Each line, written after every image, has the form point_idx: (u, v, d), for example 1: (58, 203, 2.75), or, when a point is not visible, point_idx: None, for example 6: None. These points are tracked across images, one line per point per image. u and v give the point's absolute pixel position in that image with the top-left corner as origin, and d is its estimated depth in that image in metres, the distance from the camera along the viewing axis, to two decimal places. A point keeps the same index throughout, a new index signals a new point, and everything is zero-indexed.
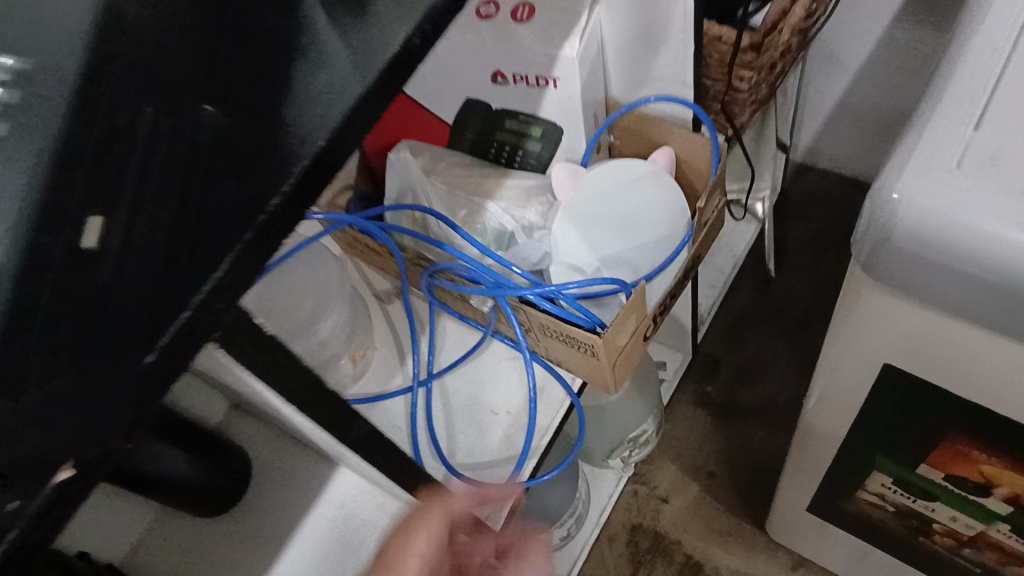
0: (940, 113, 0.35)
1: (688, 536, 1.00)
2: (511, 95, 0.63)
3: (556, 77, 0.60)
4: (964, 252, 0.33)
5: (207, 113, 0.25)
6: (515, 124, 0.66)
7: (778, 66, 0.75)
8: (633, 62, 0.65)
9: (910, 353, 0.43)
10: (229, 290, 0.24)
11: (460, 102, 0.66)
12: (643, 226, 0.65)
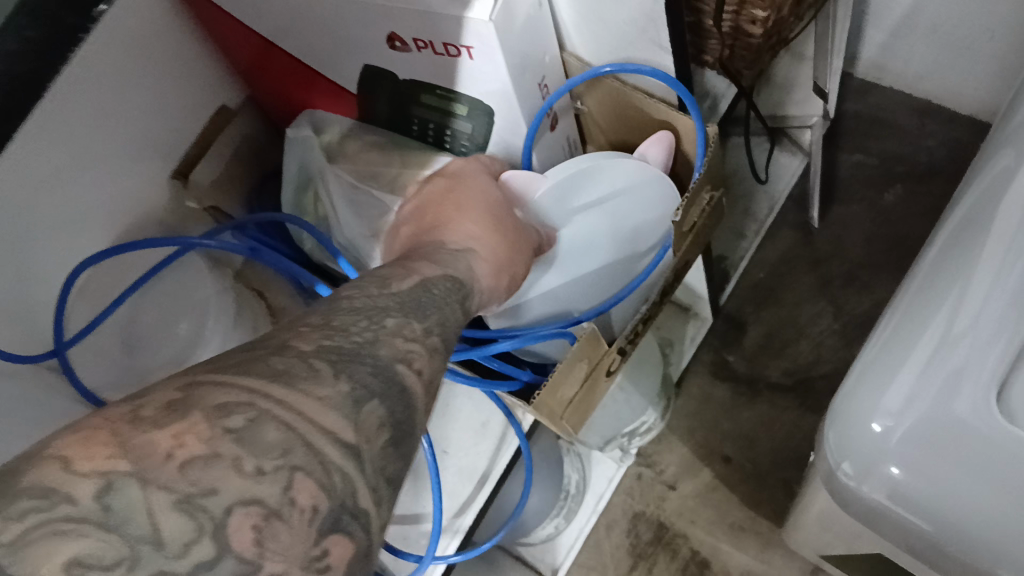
0: None
1: (695, 529, 0.87)
2: (418, 63, 0.46)
3: (468, 45, 0.43)
4: None
5: None
6: (434, 99, 0.49)
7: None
8: (590, 11, 0.47)
9: None
10: None
11: (360, 70, 0.49)
12: (615, 245, 0.52)
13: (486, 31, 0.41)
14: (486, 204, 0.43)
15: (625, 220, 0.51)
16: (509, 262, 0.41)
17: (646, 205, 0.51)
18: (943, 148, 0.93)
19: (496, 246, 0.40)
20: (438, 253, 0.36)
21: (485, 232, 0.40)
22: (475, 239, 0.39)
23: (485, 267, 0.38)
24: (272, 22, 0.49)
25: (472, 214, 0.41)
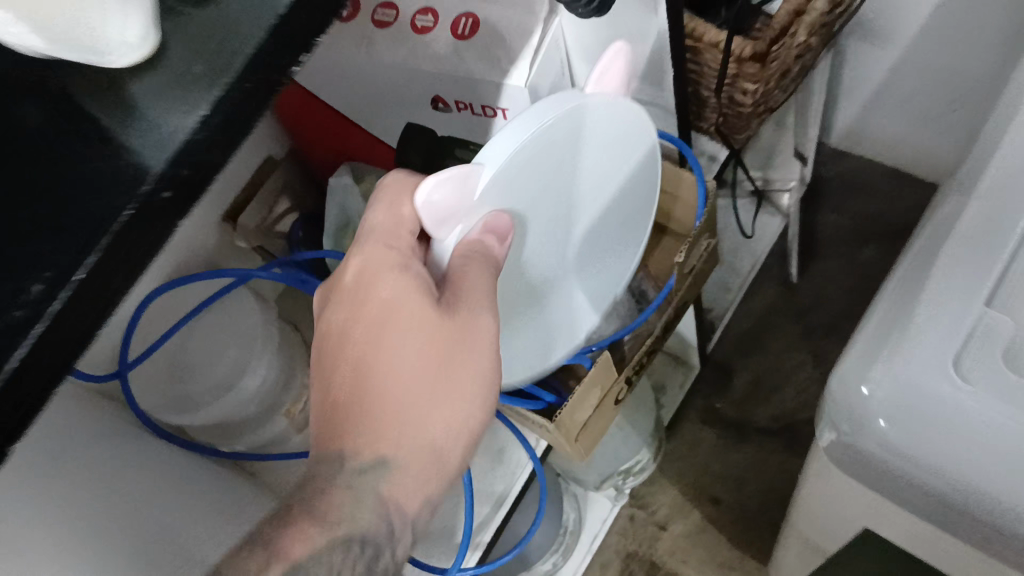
0: None
1: (686, 567, 0.91)
2: (457, 121, 0.53)
3: (505, 107, 0.50)
4: None
5: None
6: (467, 155, 0.55)
7: (795, 69, 0.63)
8: None
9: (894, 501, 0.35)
10: None
11: (401, 126, 0.56)
12: (593, 224, 0.47)
13: (522, 95, 0.49)
14: (416, 355, 0.39)
15: (598, 182, 0.45)
16: (455, 408, 0.40)
17: (617, 153, 0.44)
18: (913, 211, 1.01)
19: (441, 414, 0.40)
20: (390, 464, 0.38)
21: (425, 409, 0.39)
22: (417, 430, 0.39)
23: (433, 452, 0.40)
24: (324, 84, 0.55)
25: (398, 387, 0.38)
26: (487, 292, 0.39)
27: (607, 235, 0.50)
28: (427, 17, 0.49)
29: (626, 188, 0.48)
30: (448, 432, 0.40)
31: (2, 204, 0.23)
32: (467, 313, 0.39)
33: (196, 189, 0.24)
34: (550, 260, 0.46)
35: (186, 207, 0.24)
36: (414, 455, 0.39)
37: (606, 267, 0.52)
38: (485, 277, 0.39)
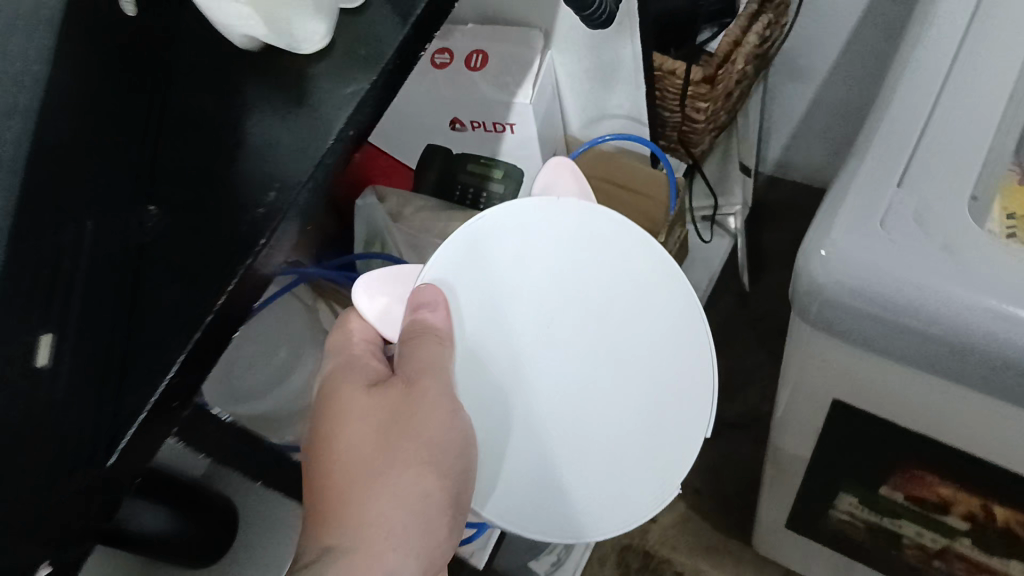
0: (864, 171, 0.37)
1: (676, 554, 1.00)
2: (469, 139, 0.65)
3: (512, 122, 0.61)
4: (899, 300, 0.35)
5: (150, 212, 0.31)
6: (477, 167, 0.67)
7: (734, 96, 0.77)
8: (590, 101, 0.66)
9: (852, 387, 0.44)
10: (192, 368, 0.30)
11: (422, 147, 0.68)
12: (599, 313, 0.41)
13: (528, 111, 0.60)
14: (363, 449, 0.39)
15: (577, 266, 0.42)
16: (414, 490, 0.38)
17: (571, 233, 0.42)
18: None
19: (390, 497, 0.38)
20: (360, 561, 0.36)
21: (378, 500, 0.38)
22: (381, 524, 0.37)
23: (406, 537, 0.38)
24: None
25: (352, 484, 0.38)
26: (436, 361, 0.38)
27: (608, 319, 0.41)
28: (445, 55, 0.61)
29: (620, 263, 0.42)
30: (415, 516, 0.38)
31: (217, 155, 0.33)
32: (415, 391, 0.39)
33: (360, 135, 0.34)
34: (569, 366, 0.40)
35: (353, 147, 0.34)
36: (386, 550, 0.37)
37: (627, 358, 0.41)
38: (432, 350, 0.38)
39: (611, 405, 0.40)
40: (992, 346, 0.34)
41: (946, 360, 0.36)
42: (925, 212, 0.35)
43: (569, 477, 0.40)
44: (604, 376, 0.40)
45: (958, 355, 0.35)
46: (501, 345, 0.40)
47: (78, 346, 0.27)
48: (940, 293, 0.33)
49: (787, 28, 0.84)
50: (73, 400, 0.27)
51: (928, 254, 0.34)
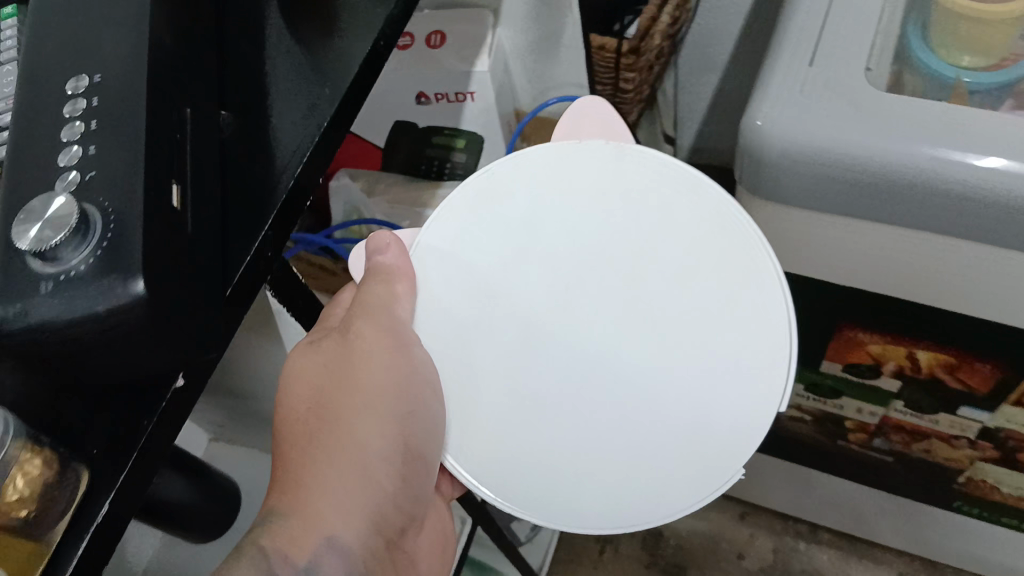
0: (785, 58, 0.47)
1: None
2: (433, 112, 0.72)
3: (473, 90, 0.69)
4: (842, 155, 0.44)
5: (226, 116, 0.39)
6: (442, 139, 0.74)
7: (653, 70, 0.86)
8: (536, 68, 0.77)
9: (812, 256, 0.53)
10: (274, 242, 0.37)
11: (392, 124, 0.74)
12: (598, 264, 0.47)
13: (486, 77, 0.68)
14: (312, 385, 0.45)
15: (571, 218, 0.48)
16: (360, 428, 0.43)
17: (577, 194, 0.49)
18: None
19: (342, 433, 0.43)
20: (293, 486, 0.41)
21: (329, 431, 0.43)
22: (325, 455, 0.42)
23: (351, 472, 0.42)
24: None
25: (312, 434, 0.43)
26: (387, 301, 0.46)
27: (630, 273, 0.47)
28: (406, 38, 0.69)
29: (659, 214, 0.48)
30: (355, 455, 0.42)
31: (273, 71, 0.41)
32: (368, 334, 0.45)
33: (387, 48, 0.42)
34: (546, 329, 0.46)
35: (383, 57, 0.42)
36: (332, 483, 0.41)
37: (670, 336, 0.45)
38: (385, 295, 0.46)
39: (637, 361, 0.45)
40: (932, 179, 0.43)
41: (896, 207, 0.45)
42: (835, 78, 0.45)
43: (540, 435, 0.45)
44: (609, 329, 0.46)
45: (904, 202, 0.45)
46: (470, 299, 0.47)
47: (199, 200, 0.34)
48: (872, 148, 0.43)
49: (691, 13, 0.96)
50: (201, 240, 0.33)
51: (862, 117, 0.43)
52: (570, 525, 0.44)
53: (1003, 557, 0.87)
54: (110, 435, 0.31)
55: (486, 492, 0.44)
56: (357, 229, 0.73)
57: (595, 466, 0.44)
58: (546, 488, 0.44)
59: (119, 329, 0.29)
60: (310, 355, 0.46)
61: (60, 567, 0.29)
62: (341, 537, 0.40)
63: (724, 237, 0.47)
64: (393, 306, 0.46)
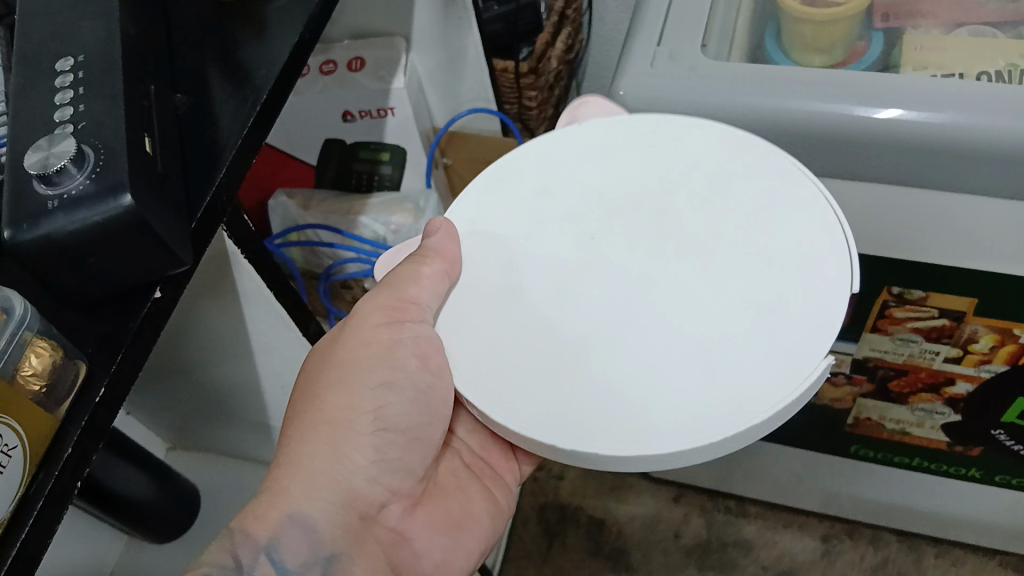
0: (641, 37, 0.57)
1: (587, 500, 1.14)
2: (358, 128, 0.84)
3: (392, 107, 0.81)
4: (737, 113, 0.53)
5: (180, 97, 0.47)
6: (368, 154, 0.86)
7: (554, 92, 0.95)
8: (446, 84, 0.88)
9: None
10: (230, 190, 0.44)
11: (321, 144, 0.85)
12: (622, 211, 0.51)
13: (403, 95, 0.80)
14: (313, 367, 0.53)
15: (586, 182, 0.53)
16: (334, 404, 0.50)
17: (588, 166, 0.54)
18: None
19: (318, 411, 0.51)
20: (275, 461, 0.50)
21: (310, 411, 0.51)
22: (301, 434, 0.50)
23: (321, 451, 0.49)
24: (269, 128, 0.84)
25: (319, 392, 0.51)
26: (411, 274, 0.50)
27: (657, 223, 0.50)
28: (330, 65, 0.81)
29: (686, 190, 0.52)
30: (335, 426, 0.50)
31: (220, 60, 0.49)
32: (373, 313, 0.52)
33: (314, 40, 0.52)
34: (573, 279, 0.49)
35: (311, 48, 0.52)
36: (303, 453, 0.49)
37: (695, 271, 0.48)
38: (409, 273, 0.50)
39: (682, 283, 0.48)
40: (811, 125, 0.52)
41: (834, 155, 0.53)
42: (678, 52, 0.55)
43: (593, 367, 0.46)
44: (647, 261, 0.49)
45: (834, 151, 0.53)
46: (483, 272, 0.50)
47: (165, 152, 0.41)
48: (769, 109, 0.52)
49: (586, 45, 1.08)
50: (169, 180, 0.40)
51: (741, 86, 0.53)
52: (642, 449, 0.43)
53: (906, 502, 0.96)
54: (102, 338, 0.39)
55: (539, 437, 0.44)
56: (297, 234, 0.82)
57: (655, 393, 0.45)
58: (612, 422, 0.44)
59: (108, 234, 0.36)
60: (326, 342, 0.54)
61: (67, 434, 0.36)
62: (304, 514, 0.47)
63: (751, 180, 0.51)
64: (415, 282, 0.50)
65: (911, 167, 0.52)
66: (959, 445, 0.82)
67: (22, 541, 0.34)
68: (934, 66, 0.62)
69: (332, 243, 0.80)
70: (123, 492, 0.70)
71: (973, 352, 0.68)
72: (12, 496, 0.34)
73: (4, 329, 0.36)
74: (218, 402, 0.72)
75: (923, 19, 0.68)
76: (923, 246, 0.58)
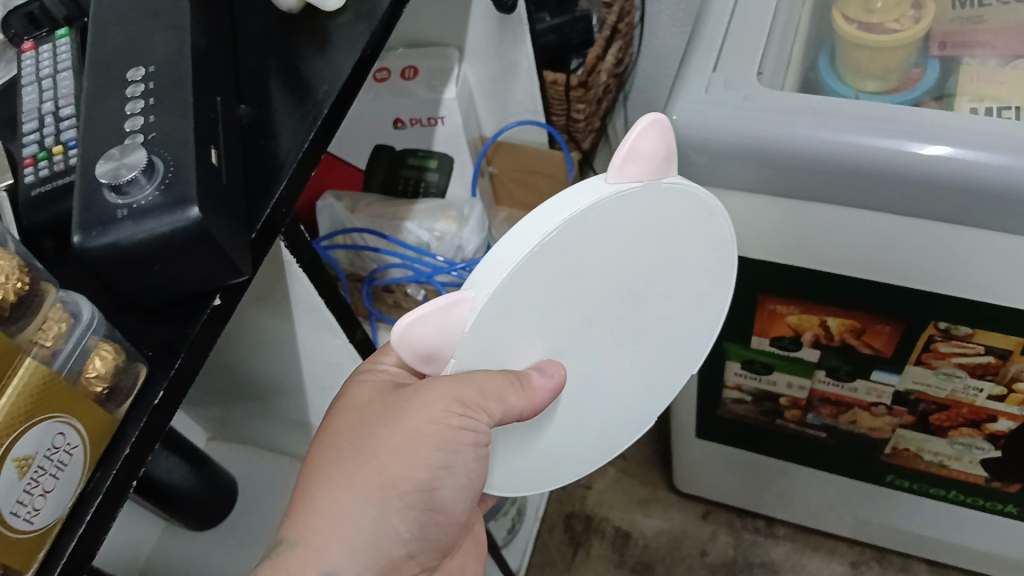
0: (695, 63, 0.57)
1: (613, 512, 1.14)
2: (408, 136, 0.87)
3: (442, 116, 0.84)
4: (791, 143, 0.53)
5: (244, 108, 0.48)
6: (416, 160, 0.88)
7: (602, 104, 0.95)
8: (496, 98, 0.89)
9: (866, 253, 0.59)
10: (289, 201, 0.45)
11: (370, 150, 0.89)
12: (624, 293, 0.47)
13: (453, 104, 0.82)
14: (368, 423, 0.46)
15: (608, 261, 0.44)
16: (387, 462, 0.45)
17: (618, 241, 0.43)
18: None
19: (368, 462, 0.45)
20: (308, 502, 0.45)
21: (360, 459, 0.45)
22: (344, 476, 0.45)
23: (366, 502, 0.45)
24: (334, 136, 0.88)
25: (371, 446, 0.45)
26: (500, 390, 0.44)
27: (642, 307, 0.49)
28: (383, 72, 0.84)
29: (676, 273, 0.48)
30: (386, 486, 0.45)
31: (284, 71, 0.50)
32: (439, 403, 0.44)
33: (376, 56, 0.53)
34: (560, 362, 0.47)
35: (373, 62, 0.53)
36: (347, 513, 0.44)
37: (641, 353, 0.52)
38: (497, 389, 0.44)
39: (627, 364, 0.52)
40: (865, 160, 0.52)
41: (886, 191, 0.53)
42: (733, 80, 0.56)
43: (548, 440, 0.52)
44: (613, 346, 0.50)
45: (887, 187, 0.53)
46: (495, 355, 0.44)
47: (229, 163, 0.43)
48: (822, 142, 0.52)
49: (636, 56, 1.09)
50: (232, 190, 0.42)
51: (795, 118, 0.53)
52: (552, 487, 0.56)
53: (941, 535, 0.95)
54: (162, 341, 0.40)
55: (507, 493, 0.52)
56: (343, 237, 0.84)
57: (567, 447, 0.54)
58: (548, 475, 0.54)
59: (174, 243, 0.37)
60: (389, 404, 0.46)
61: (124, 436, 0.37)
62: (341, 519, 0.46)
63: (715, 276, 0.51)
64: (500, 401, 0.44)
65: (964, 205, 0.52)
66: (996, 482, 0.81)
67: (78, 538, 0.36)
68: (990, 98, 0.61)
69: (377, 247, 0.82)
70: (164, 483, 0.72)
71: (1016, 391, 0.67)
72: (69, 496, 0.35)
73: (72, 332, 0.37)
74: (260, 399, 0.73)
75: (981, 49, 0.67)
76: (974, 283, 0.58)
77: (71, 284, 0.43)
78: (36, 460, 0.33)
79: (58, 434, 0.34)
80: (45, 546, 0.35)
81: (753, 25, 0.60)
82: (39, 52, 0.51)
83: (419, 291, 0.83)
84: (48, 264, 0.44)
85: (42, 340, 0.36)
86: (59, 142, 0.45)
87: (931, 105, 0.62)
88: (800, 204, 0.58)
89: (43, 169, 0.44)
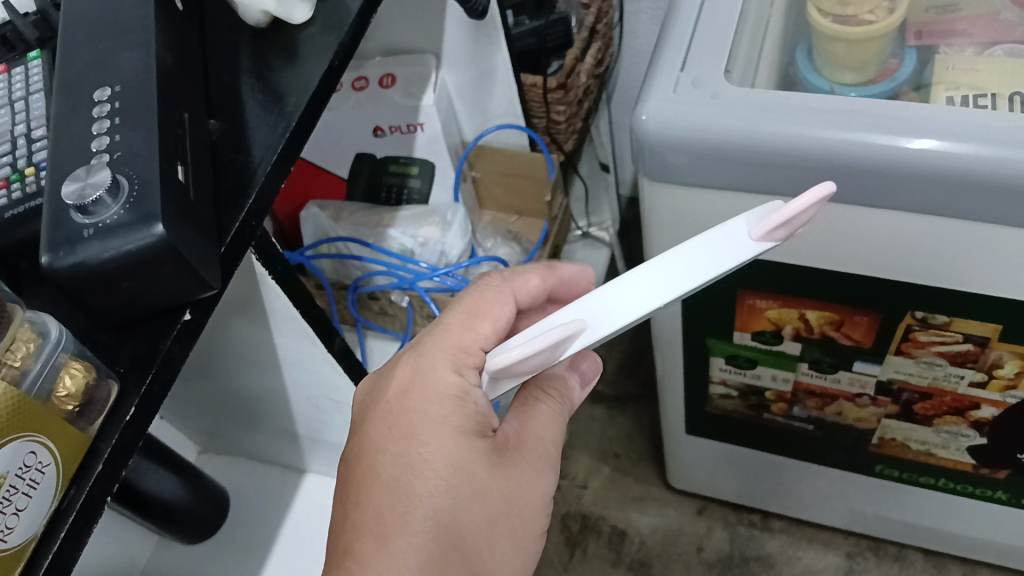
0: (663, 63, 0.58)
1: (610, 510, 1.14)
2: (388, 143, 0.89)
3: (421, 122, 0.85)
4: (759, 138, 0.53)
5: (213, 123, 0.49)
6: (397, 168, 0.89)
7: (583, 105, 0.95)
8: (475, 101, 0.89)
9: (842, 244, 0.60)
10: (258, 214, 0.46)
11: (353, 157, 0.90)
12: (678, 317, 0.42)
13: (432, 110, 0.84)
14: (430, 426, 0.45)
15: None
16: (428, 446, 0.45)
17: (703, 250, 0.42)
18: None
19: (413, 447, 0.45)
20: (371, 518, 0.44)
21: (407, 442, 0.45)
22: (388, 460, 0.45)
23: (405, 479, 0.45)
24: (313, 144, 0.89)
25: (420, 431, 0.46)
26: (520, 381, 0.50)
27: None
28: (362, 81, 0.85)
29: None
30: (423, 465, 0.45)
31: (254, 84, 0.51)
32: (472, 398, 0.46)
33: (344, 66, 0.53)
34: None
35: (342, 73, 0.53)
36: (414, 524, 0.44)
37: None
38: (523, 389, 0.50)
39: None
40: (833, 153, 0.52)
41: (855, 185, 0.53)
42: (701, 79, 0.56)
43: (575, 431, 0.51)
44: None
45: (856, 180, 0.53)
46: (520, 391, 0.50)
47: (197, 178, 0.43)
48: (789, 136, 0.53)
49: (618, 55, 1.09)
50: (200, 204, 0.42)
51: (759, 115, 0.53)
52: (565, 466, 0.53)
53: (936, 524, 0.95)
54: (134, 356, 0.40)
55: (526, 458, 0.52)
56: (327, 246, 0.84)
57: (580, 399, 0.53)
58: None
59: (143, 259, 0.38)
60: (452, 408, 0.46)
61: (98, 451, 0.38)
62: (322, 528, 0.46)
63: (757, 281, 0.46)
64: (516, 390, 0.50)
65: (932, 196, 0.52)
66: (984, 468, 0.81)
67: (53, 554, 0.36)
68: (966, 86, 0.61)
69: (361, 255, 0.82)
70: (149, 496, 0.72)
71: (997, 377, 0.67)
72: (44, 513, 0.36)
73: (40, 351, 0.38)
74: (246, 409, 0.74)
75: (957, 37, 0.67)
76: (948, 271, 0.58)
77: (44, 304, 0.43)
78: (8, 479, 0.34)
79: (30, 453, 0.35)
80: (21, 561, 0.35)
81: (723, 21, 0.60)
82: (12, 75, 0.52)
83: (402, 296, 0.82)
84: (23, 285, 0.44)
85: (10, 359, 0.36)
86: (31, 163, 0.45)
87: (909, 96, 0.63)
88: (775, 200, 0.58)
89: (15, 191, 0.44)
